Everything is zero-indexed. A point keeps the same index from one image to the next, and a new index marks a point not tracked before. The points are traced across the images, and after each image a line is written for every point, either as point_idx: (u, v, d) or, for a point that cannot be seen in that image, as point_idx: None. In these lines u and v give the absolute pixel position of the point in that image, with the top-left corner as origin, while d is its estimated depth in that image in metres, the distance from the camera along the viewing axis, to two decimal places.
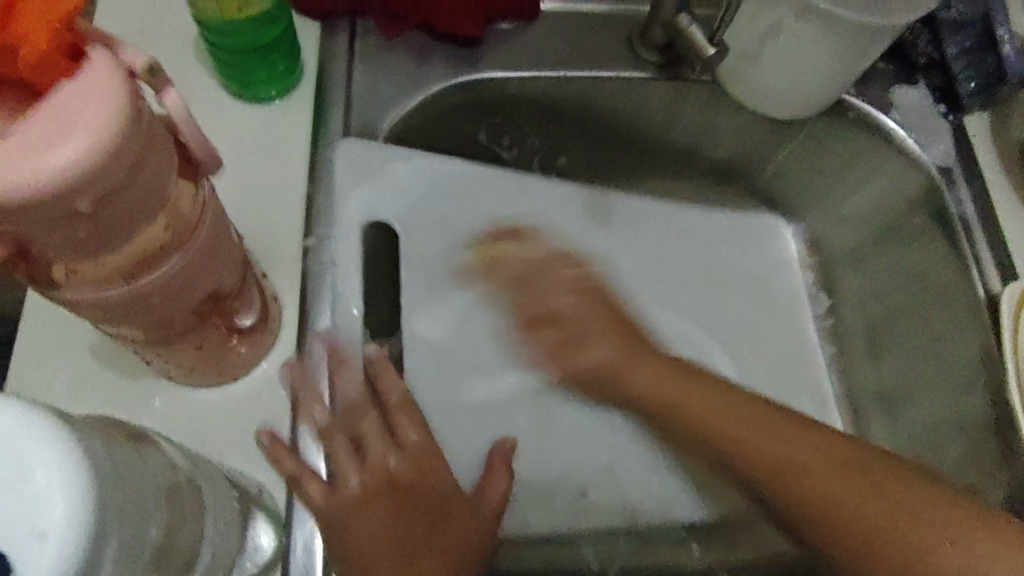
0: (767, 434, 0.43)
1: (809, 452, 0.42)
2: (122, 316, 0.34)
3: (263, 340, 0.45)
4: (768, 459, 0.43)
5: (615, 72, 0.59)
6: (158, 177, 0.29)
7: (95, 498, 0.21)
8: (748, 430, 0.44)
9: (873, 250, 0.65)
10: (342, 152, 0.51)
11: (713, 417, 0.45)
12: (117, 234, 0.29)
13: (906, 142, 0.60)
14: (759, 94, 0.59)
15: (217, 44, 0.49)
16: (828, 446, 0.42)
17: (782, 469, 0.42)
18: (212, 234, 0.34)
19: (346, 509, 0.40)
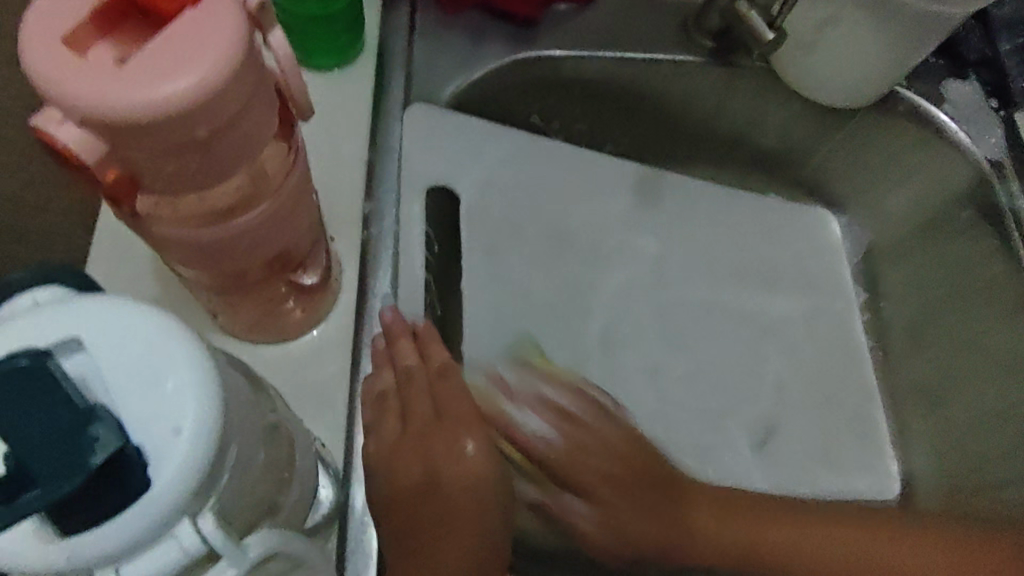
0: (769, 534, 0.46)
1: (706, 549, 0.45)
2: (205, 259, 0.34)
3: (321, 300, 0.46)
4: (715, 552, 0.45)
5: (669, 57, 0.59)
6: (261, 121, 0.30)
7: (224, 411, 0.21)
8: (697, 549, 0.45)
9: (916, 244, 0.65)
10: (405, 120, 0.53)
11: (650, 512, 0.44)
12: (218, 171, 0.29)
13: (956, 135, 0.59)
14: (815, 83, 0.58)
15: (291, 13, 0.49)
16: (712, 509, 0.46)
17: (781, 558, 0.45)
18: (297, 186, 0.35)
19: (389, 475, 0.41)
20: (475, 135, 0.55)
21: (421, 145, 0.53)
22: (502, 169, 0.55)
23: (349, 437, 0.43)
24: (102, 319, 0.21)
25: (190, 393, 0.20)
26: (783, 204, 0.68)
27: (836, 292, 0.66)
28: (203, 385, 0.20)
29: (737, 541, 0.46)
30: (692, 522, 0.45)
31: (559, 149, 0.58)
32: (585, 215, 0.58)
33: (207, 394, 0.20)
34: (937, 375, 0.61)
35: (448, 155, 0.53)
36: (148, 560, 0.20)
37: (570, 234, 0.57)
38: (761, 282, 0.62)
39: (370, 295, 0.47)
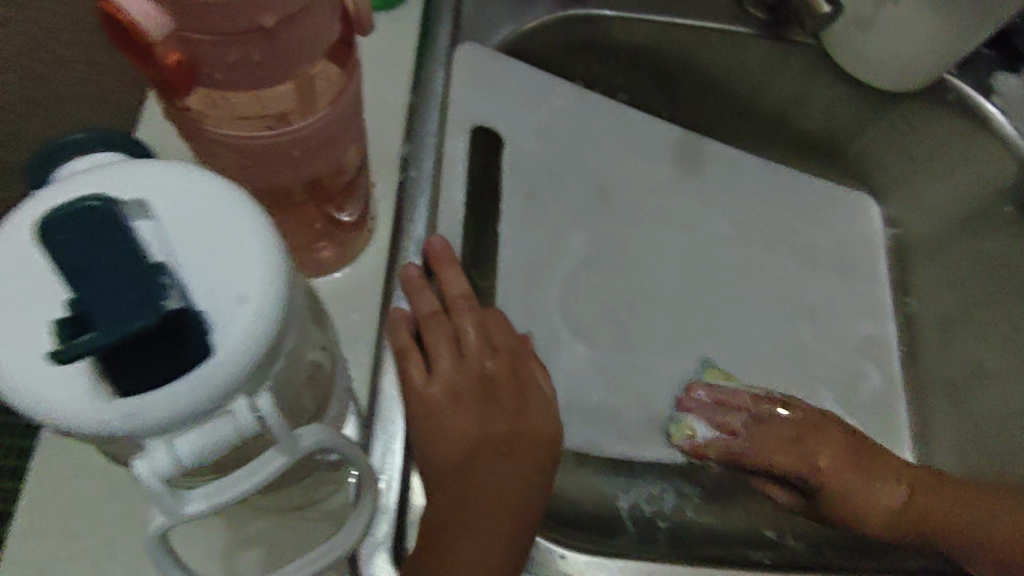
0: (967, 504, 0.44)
1: (978, 527, 0.43)
2: (251, 170, 0.33)
3: (358, 239, 0.44)
4: (943, 519, 0.44)
5: (721, 25, 0.58)
6: (317, 25, 0.30)
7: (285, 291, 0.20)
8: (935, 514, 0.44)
9: (954, 237, 0.64)
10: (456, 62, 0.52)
11: (848, 465, 0.47)
12: (276, 66, 0.30)
13: (1006, 128, 0.58)
14: (864, 62, 0.57)
15: None
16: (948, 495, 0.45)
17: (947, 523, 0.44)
18: (352, 103, 0.33)
19: (422, 415, 0.39)
20: (522, 84, 0.54)
21: (470, 88, 0.52)
22: (544, 120, 0.54)
23: (377, 377, 0.42)
24: (174, 188, 0.20)
25: (258, 263, 0.20)
26: (827, 188, 0.68)
27: (871, 274, 0.66)
28: (271, 259, 0.20)
29: (943, 516, 0.44)
30: (920, 488, 0.45)
31: (606, 109, 0.57)
32: (627, 178, 0.57)
33: (272, 264, 0.20)
34: (966, 369, 0.61)
35: (493, 104, 0.52)
36: (200, 430, 0.19)
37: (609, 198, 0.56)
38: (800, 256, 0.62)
39: (405, 229, 0.46)
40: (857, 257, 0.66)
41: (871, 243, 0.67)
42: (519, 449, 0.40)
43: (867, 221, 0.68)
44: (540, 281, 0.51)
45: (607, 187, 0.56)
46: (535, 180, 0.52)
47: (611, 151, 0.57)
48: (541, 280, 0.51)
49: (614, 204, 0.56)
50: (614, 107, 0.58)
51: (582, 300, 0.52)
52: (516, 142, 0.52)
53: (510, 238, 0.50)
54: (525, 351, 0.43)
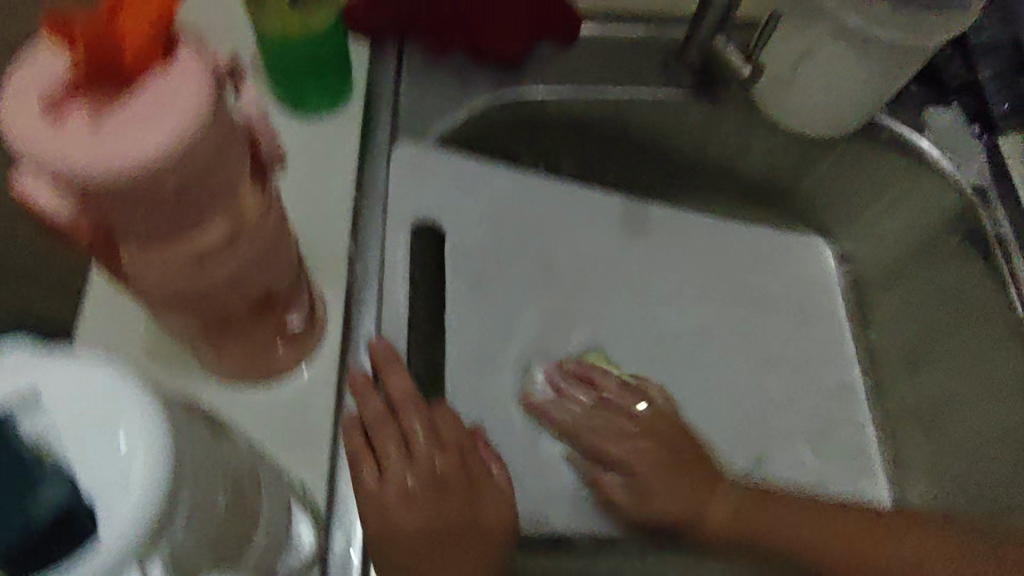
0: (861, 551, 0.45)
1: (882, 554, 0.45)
2: (184, 302, 0.36)
3: (309, 339, 0.46)
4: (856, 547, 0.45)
5: (652, 92, 0.61)
6: (234, 171, 0.32)
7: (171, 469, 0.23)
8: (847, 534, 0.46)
9: (906, 271, 0.65)
10: (394, 160, 0.55)
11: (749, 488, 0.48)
12: (190, 222, 0.31)
13: (941, 162, 0.60)
14: (800, 115, 0.58)
15: (276, 60, 0.51)
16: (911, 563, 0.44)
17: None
18: (269, 225, 0.36)
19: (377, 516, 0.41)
20: (464, 172, 0.56)
21: (413, 183, 0.54)
22: (481, 207, 0.56)
23: (332, 479, 0.43)
24: (61, 375, 0.23)
25: (142, 449, 0.23)
26: (784, 235, 0.69)
27: (833, 323, 0.67)
28: (148, 432, 0.23)
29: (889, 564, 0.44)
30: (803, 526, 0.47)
31: (551, 186, 0.59)
32: (572, 250, 0.59)
33: (156, 447, 0.23)
34: (931, 401, 0.61)
35: (437, 196, 0.55)
36: None
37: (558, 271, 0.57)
38: (760, 314, 0.63)
39: (355, 331, 0.48)
40: (817, 304, 0.67)
41: (827, 289, 0.69)
42: (470, 537, 0.43)
43: (818, 263, 0.70)
44: (491, 365, 0.53)
45: (556, 261, 0.58)
46: (484, 263, 0.54)
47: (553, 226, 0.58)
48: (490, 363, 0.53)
49: (561, 277, 0.58)
50: (559, 185, 0.60)
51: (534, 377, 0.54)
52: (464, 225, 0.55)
53: (460, 323, 0.52)
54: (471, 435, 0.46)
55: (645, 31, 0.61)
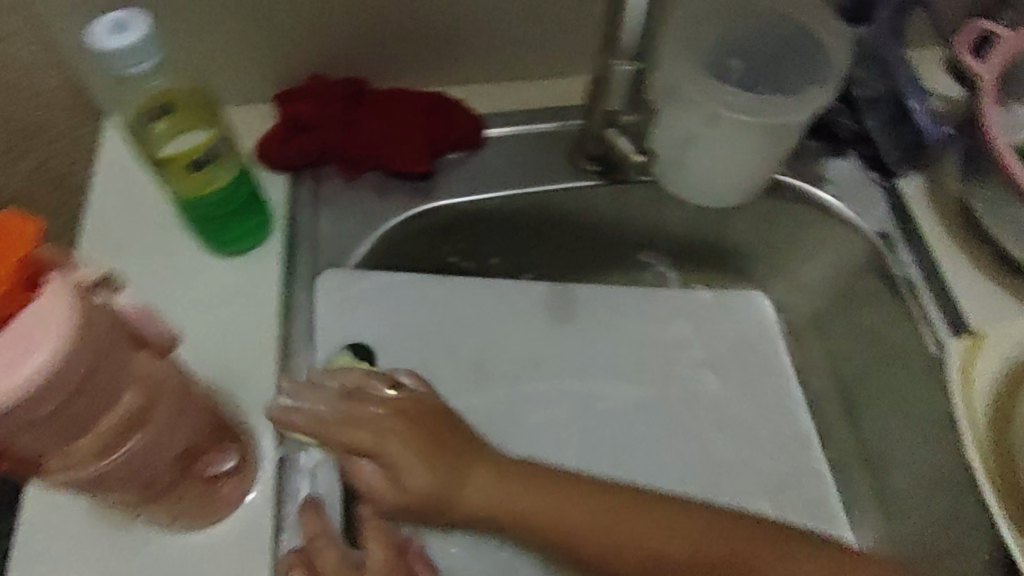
0: (657, 516, 0.47)
1: (587, 527, 0.46)
2: (102, 487, 0.38)
3: (248, 475, 0.50)
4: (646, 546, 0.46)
5: (560, 185, 0.63)
6: (117, 374, 0.34)
7: None
8: (647, 530, 0.47)
9: (837, 315, 0.67)
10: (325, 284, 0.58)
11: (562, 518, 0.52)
12: (81, 427, 0.34)
13: (844, 212, 0.63)
14: (702, 190, 0.61)
15: (190, 217, 0.55)
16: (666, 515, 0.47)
17: (689, 547, 0.46)
18: (177, 392, 0.39)
19: None
20: (385, 287, 0.59)
21: (343, 307, 0.57)
22: (409, 319, 0.59)
23: None
24: None
25: None
26: (724, 295, 0.69)
27: (783, 384, 0.66)
28: None
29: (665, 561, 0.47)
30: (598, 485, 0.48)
31: (471, 283, 0.62)
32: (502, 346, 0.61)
33: None
34: (874, 442, 0.63)
35: (369, 316, 0.58)
36: None
37: (489, 369, 0.60)
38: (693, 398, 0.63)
39: (289, 464, 0.51)
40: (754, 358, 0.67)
41: (767, 339, 0.68)
42: None
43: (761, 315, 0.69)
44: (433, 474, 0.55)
45: (486, 359, 0.60)
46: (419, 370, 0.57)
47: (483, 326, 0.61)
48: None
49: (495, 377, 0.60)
50: (479, 282, 0.62)
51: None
52: (398, 337, 0.58)
53: None
54: (404, 551, 0.48)
55: (545, 125, 0.64)
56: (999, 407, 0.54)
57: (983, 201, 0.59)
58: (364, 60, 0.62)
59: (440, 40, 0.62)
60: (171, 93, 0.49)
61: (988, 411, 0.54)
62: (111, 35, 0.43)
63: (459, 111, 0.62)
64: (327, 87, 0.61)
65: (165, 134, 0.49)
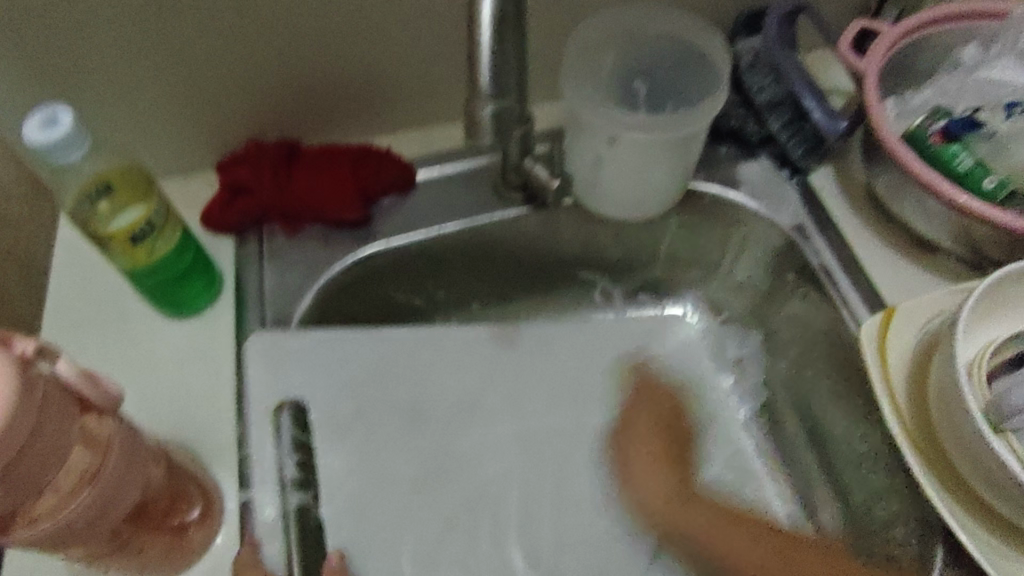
0: None
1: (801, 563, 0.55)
2: (59, 545, 0.41)
3: (213, 522, 0.53)
4: None
5: (490, 216, 0.67)
6: (58, 434, 0.38)
7: None
8: None
9: (769, 308, 0.70)
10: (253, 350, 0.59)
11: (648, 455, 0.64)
12: (28, 487, 0.37)
13: (758, 210, 0.67)
14: (621, 206, 0.65)
15: (141, 287, 0.58)
16: None
17: None
18: (125, 443, 0.42)
19: None
20: (320, 343, 0.61)
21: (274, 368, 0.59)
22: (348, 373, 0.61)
23: None
24: None
25: None
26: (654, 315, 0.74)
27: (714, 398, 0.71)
28: None
29: None
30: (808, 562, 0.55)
31: (400, 333, 0.64)
32: (439, 388, 0.63)
33: None
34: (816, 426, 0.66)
35: (302, 374, 0.59)
36: None
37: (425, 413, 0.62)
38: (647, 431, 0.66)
39: (249, 509, 0.54)
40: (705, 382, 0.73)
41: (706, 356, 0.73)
42: None
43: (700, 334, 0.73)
44: (383, 517, 0.58)
45: (427, 404, 0.62)
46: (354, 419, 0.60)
47: (418, 374, 0.63)
48: (383, 517, 0.58)
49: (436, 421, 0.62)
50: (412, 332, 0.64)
51: (425, 516, 0.59)
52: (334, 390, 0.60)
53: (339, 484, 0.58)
54: None
55: (474, 162, 0.69)
56: (915, 375, 0.56)
57: (883, 183, 0.63)
58: (295, 122, 0.67)
59: (364, 95, 0.67)
60: (108, 175, 0.54)
61: (903, 379, 0.56)
62: (42, 130, 0.47)
63: (388, 159, 0.67)
64: (261, 151, 0.65)
65: (109, 211, 0.53)
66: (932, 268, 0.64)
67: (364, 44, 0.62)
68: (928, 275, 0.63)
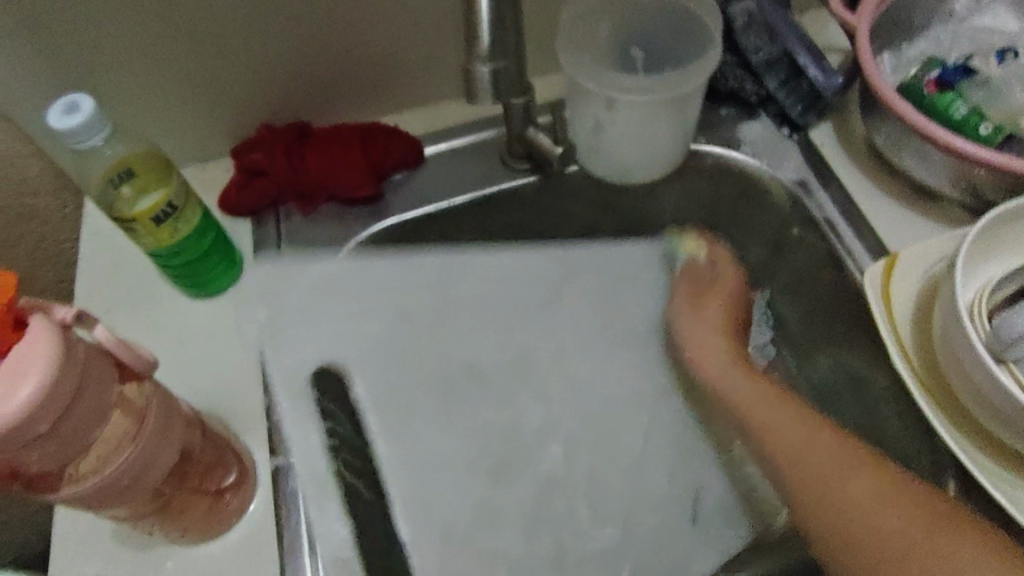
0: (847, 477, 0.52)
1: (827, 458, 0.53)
2: (106, 503, 0.44)
3: (248, 487, 0.55)
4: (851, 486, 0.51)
5: (498, 186, 0.69)
6: (99, 394, 0.40)
7: None
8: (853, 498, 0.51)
9: (775, 265, 0.72)
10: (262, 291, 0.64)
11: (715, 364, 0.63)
12: (74, 444, 0.40)
13: (760, 168, 0.68)
14: (625, 169, 0.67)
15: (166, 268, 0.60)
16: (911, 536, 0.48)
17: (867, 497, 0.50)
18: (161, 405, 0.45)
19: None
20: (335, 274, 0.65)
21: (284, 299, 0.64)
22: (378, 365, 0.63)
23: None
24: None
25: None
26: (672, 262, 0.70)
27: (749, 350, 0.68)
28: None
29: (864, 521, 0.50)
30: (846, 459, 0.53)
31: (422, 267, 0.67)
32: (457, 312, 0.66)
33: None
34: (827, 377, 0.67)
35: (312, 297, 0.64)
36: None
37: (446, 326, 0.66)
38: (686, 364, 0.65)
39: (281, 471, 0.56)
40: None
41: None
42: None
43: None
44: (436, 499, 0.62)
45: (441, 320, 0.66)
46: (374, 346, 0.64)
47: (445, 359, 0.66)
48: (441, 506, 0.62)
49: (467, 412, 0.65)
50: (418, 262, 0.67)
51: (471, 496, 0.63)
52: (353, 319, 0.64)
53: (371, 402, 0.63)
54: None
55: (479, 137, 0.71)
56: (917, 322, 0.57)
57: (881, 136, 0.64)
58: (304, 106, 0.69)
59: (370, 77, 0.69)
60: (130, 158, 0.56)
61: (910, 329, 0.57)
62: (63, 115, 0.49)
63: (396, 136, 0.69)
64: (275, 134, 0.68)
65: (133, 195, 0.56)
66: (935, 215, 0.64)
67: (367, 26, 0.64)
68: (931, 223, 0.64)
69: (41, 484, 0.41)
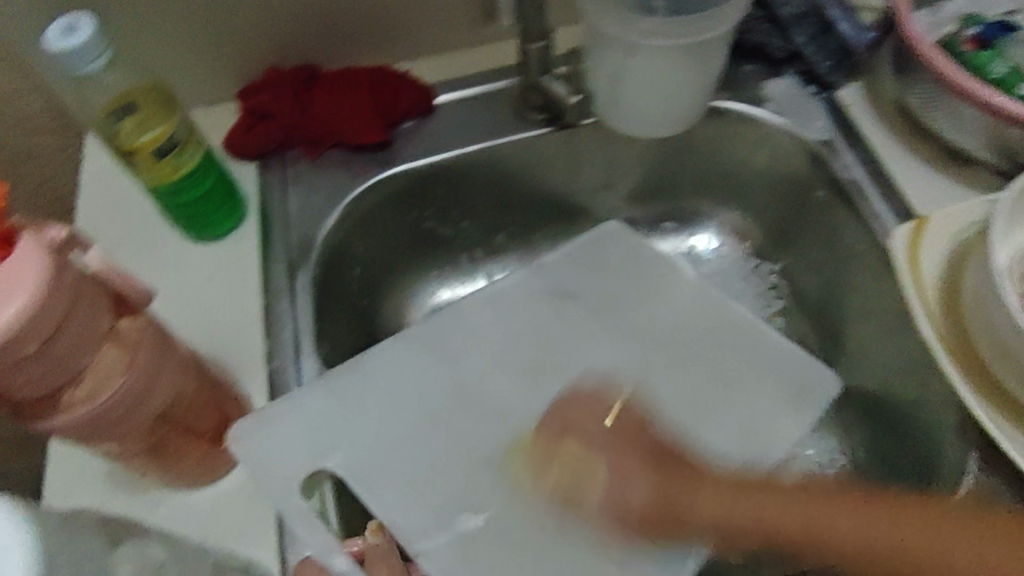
0: None
1: None
2: (98, 435, 0.42)
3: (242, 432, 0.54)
4: None
5: (510, 137, 0.66)
6: (91, 319, 0.39)
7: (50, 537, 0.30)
8: None
9: (795, 228, 0.69)
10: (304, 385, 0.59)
11: None
12: (65, 368, 0.38)
13: (784, 125, 0.65)
14: (643, 122, 0.64)
15: (167, 208, 0.59)
16: None
17: None
18: (156, 338, 0.43)
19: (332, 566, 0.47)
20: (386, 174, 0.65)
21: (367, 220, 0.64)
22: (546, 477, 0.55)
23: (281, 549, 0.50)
24: None
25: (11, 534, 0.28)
26: None
27: None
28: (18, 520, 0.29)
29: None
30: None
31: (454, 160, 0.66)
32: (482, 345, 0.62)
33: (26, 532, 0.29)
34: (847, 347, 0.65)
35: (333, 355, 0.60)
36: None
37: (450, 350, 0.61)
38: None
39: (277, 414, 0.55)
40: None
41: None
42: None
43: (742, 277, 0.73)
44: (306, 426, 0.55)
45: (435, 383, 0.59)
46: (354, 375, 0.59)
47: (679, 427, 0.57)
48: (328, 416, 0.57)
49: (506, 361, 0.62)
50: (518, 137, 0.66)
51: None
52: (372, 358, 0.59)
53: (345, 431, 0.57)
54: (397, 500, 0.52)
55: (494, 85, 0.69)
56: (946, 291, 0.54)
57: (918, 95, 0.60)
58: (314, 48, 0.66)
59: (383, 19, 0.66)
60: (131, 92, 0.53)
61: (936, 289, 0.54)
62: (61, 37, 0.47)
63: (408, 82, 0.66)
64: (280, 76, 0.65)
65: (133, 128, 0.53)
66: (968, 180, 0.61)
67: None
68: (963, 185, 0.61)
69: (33, 411, 0.39)
